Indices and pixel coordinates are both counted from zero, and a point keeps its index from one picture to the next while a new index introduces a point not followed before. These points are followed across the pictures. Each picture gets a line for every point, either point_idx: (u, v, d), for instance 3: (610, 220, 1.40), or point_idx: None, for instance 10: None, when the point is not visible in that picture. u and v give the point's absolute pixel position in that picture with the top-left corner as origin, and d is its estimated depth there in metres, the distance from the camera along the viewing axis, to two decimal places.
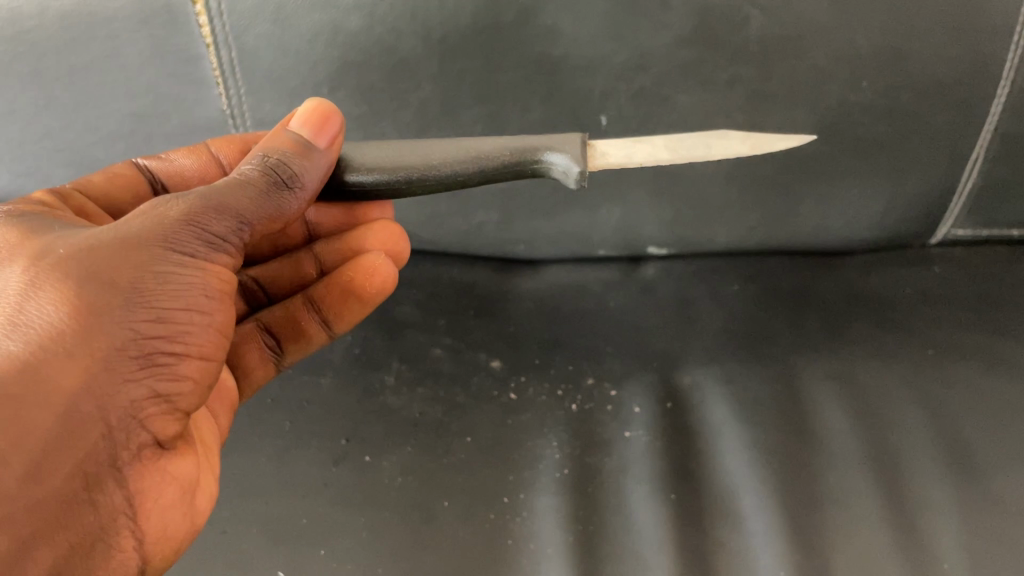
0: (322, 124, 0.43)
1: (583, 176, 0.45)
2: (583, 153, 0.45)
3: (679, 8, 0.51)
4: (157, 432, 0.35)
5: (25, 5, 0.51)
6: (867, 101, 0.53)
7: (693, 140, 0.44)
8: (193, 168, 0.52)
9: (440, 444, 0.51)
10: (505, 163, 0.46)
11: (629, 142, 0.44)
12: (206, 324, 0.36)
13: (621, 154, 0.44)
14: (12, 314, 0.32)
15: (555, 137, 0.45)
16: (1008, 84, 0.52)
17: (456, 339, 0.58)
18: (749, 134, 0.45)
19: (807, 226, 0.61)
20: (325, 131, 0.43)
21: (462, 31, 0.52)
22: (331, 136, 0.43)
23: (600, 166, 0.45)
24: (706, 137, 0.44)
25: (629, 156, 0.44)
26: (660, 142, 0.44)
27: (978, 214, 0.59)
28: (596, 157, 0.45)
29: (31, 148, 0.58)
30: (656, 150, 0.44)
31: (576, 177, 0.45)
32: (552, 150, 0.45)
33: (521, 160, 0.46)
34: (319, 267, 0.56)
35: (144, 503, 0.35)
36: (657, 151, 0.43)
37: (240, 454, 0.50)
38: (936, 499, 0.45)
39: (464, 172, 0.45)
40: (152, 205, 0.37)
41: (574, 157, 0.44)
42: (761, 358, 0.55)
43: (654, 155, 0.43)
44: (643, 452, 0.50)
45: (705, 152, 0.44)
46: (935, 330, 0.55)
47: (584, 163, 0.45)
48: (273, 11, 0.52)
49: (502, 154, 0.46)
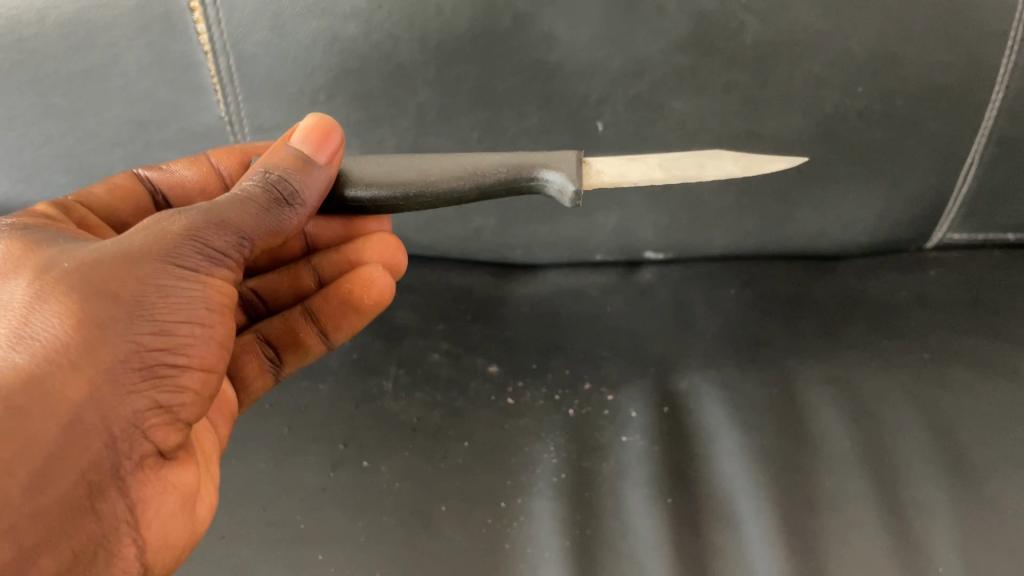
0: (323, 139, 0.43)
1: (578, 196, 0.45)
2: (579, 172, 0.45)
3: (676, 15, 0.51)
4: (159, 443, 0.35)
5: (26, 13, 0.51)
6: (862, 106, 0.54)
7: (687, 159, 0.44)
8: (193, 179, 0.52)
9: (439, 449, 0.51)
10: (501, 178, 0.46)
11: (624, 160, 0.44)
12: (207, 337, 0.37)
13: (616, 172, 0.44)
14: (16, 327, 0.32)
15: (552, 155, 0.46)
16: (1003, 89, 0.52)
17: (455, 344, 0.58)
18: (741, 154, 0.46)
19: (803, 230, 0.61)
20: (326, 147, 0.43)
21: (460, 37, 0.53)
22: (330, 151, 0.43)
23: (594, 184, 0.45)
24: (700, 157, 0.45)
25: (623, 176, 0.44)
26: (655, 162, 0.44)
27: (974, 219, 0.59)
28: (592, 176, 0.45)
29: (30, 155, 0.58)
30: (650, 169, 0.44)
31: (570, 197, 0.45)
32: (548, 168, 0.45)
33: (517, 177, 0.46)
34: (318, 279, 0.56)
35: (146, 513, 0.35)
36: (650, 170, 0.44)
37: (239, 459, 0.50)
38: (931, 502, 0.46)
39: (461, 187, 0.45)
40: (154, 219, 0.37)
41: (570, 176, 0.45)
42: (758, 362, 0.55)
43: (647, 175, 0.44)
44: (641, 456, 0.51)
45: (698, 171, 0.44)
46: (931, 334, 0.55)
47: (579, 182, 0.45)
48: (272, 18, 0.52)
49: (498, 171, 0.46)
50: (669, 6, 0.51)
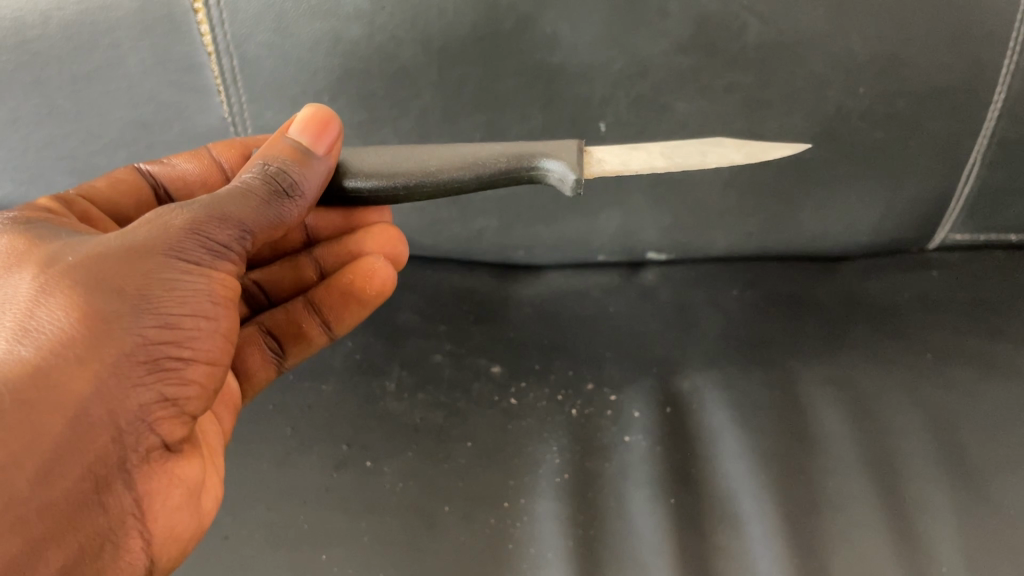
0: (320, 130, 0.43)
1: (580, 184, 0.45)
2: (579, 160, 0.45)
3: (678, 16, 0.51)
4: (164, 435, 0.35)
5: (29, 14, 0.51)
6: (865, 107, 0.54)
7: (688, 148, 0.44)
8: (196, 173, 0.52)
9: (442, 449, 0.51)
10: (501, 168, 0.46)
11: (625, 149, 0.45)
12: (210, 330, 0.37)
13: (617, 161, 0.45)
14: (21, 320, 0.32)
15: (552, 145, 0.46)
16: (1005, 90, 0.52)
17: (457, 345, 0.58)
18: (743, 142, 0.46)
19: (805, 231, 0.61)
20: (325, 138, 0.43)
21: (462, 39, 0.53)
22: (330, 143, 0.43)
23: (596, 173, 0.45)
24: (702, 145, 0.45)
25: (624, 164, 0.44)
26: (656, 150, 0.44)
27: (975, 219, 0.59)
28: (593, 164, 0.45)
29: (33, 156, 0.58)
30: (652, 157, 0.44)
31: (572, 185, 0.45)
32: (548, 157, 0.46)
33: (517, 165, 0.46)
34: (319, 271, 0.57)
35: (152, 505, 0.35)
36: (652, 158, 0.44)
37: (242, 460, 0.50)
38: (934, 503, 0.46)
39: (461, 177, 0.46)
40: (155, 213, 0.37)
41: (570, 164, 0.45)
42: (760, 362, 0.55)
43: (650, 163, 0.44)
44: (643, 456, 0.51)
45: (700, 159, 0.44)
46: (933, 334, 0.55)
47: (581, 171, 0.45)
48: (275, 19, 0.52)
49: (498, 160, 0.46)
50: (671, 7, 0.51)
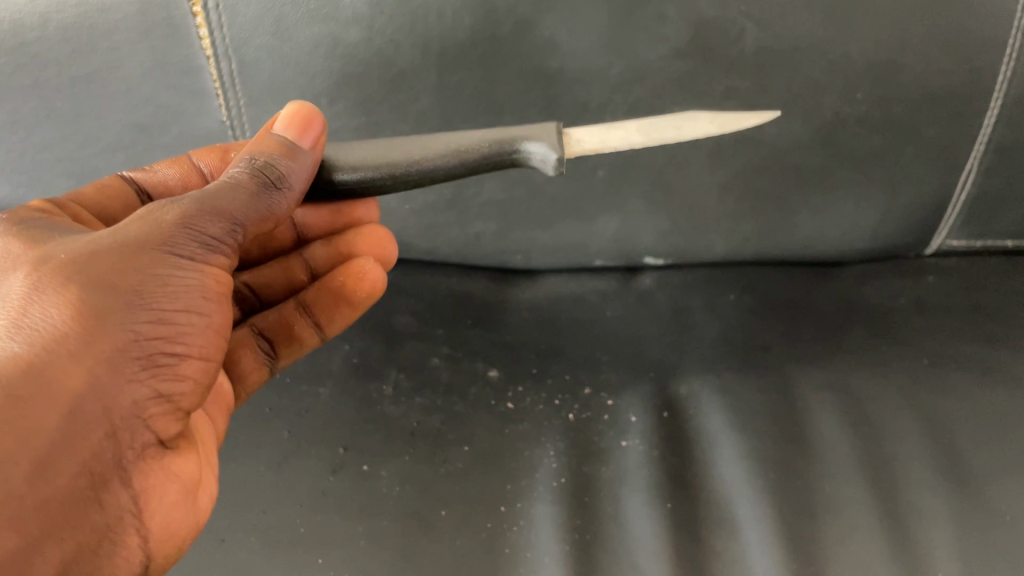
0: (305, 125, 0.43)
1: (562, 164, 0.45)
2: (560, 141, 0.45)
3: (677, 21, 0.52)
4: (159, 432, 0.35)
5: (28, 17, 0.51)
6: (861, 112, 0.54)
7: (664, 123, 0.45)
8: (176, 178, 0.52)
9: (439, 453, 0.51)
10: (487, 155, 0.46)
11: (604, 128, 0.45)
12: (204, 325, 0.37)
13: (596, 139, 0.45)
14: (16, 318, 0.32)
15: (532, 128, 0.46)
16: (1002, 95, 0.53)
17: (455, 349, 0.58)
18: (717, 115, 0.46)
19: (803, 236, 0.61)
20: (309, 131, 0.43)
21: (461, 42, 0.53)
22: (314, 135, 0.43)
23: (576, 153, 0.45)
24: (678, 120, 0.45)
25: (603, 142, 0.44)
26: (634, 127, 0.45)
27: (972, 226, 0.59)
28: (573, 145, 0.45)
29: (32, 158, 0.58)
30: (631, 135, 0.44)
31: (554, 165, 0.45)
32: (531, 140, 0.46)
33: (501, 152, 0.46)
34: (311, 273, 0.57)
35: (150, 502, 0.35)
36: (631, 136, 0.44)
37: (238, 464, 0.50)
38: (931, 507, 0.46)
39: (448, 165, 0.46)
40: (147, 209, 0.37)
41: (552, 145, 0.45)
42: (758, 368, 0.55)
43: (628, 140, 0.44)
44: (640, 461, 0.51)
45: (676, 134, 0.45)
46: (930, 339, 0.55)
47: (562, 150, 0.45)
48: (274, 22, 0.52)
49: (482, 147, 0.46)
50: (669, 12, 0.51)
